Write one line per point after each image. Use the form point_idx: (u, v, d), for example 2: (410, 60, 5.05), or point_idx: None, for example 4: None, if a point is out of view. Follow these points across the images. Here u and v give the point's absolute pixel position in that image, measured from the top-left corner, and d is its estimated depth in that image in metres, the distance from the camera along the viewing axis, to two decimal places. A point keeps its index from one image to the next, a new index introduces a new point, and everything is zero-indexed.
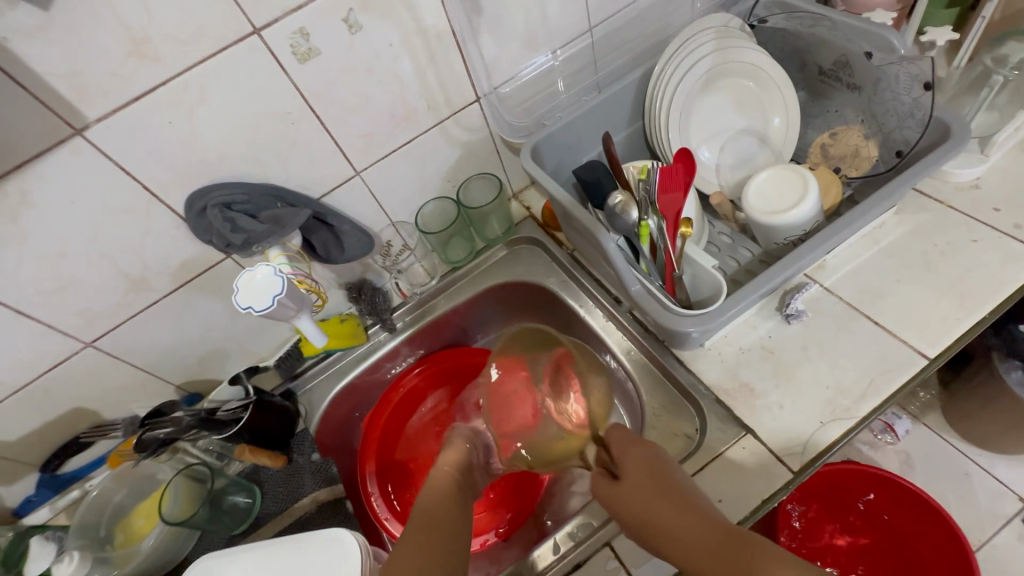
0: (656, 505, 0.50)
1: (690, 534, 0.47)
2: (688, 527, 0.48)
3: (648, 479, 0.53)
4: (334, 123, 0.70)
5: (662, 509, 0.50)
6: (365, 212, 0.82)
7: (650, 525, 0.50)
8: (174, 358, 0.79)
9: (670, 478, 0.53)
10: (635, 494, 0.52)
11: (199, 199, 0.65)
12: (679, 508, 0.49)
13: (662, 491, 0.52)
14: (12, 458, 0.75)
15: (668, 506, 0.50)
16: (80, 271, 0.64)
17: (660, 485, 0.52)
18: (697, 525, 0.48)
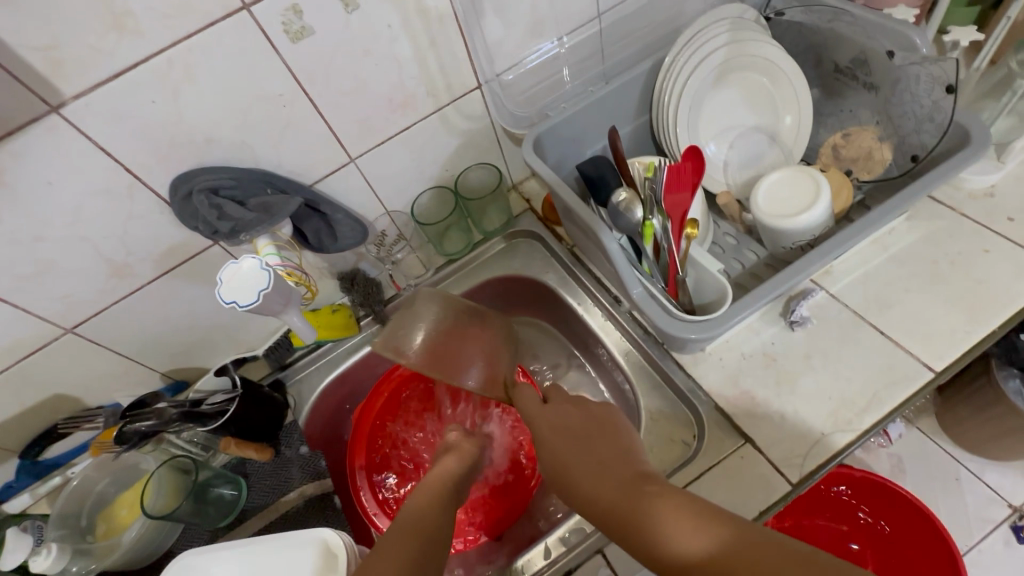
0: (560, 446, 0.47)
1: (600, 491, 0.40)
2: (590, 473, 0.42)
3: (561, 422, 0.50)
4: (328, 107, 0.67)
5: (576, 462, 0.44)
6: (360, 200, 0.79)
7: (559, 472, 0.46)
8: (159, 346, 0.77)
9: (602, 427, 0.47)
10: (552, 442, 0.48)
11: (184, 183, 0.62)
12: (585, 448, 0.45)
13: (581, 442, 0.46)
14: None
15: (572, 446, 0.46)
16: (59, 256, 0.61)
17: (577, 437, 0.47)
18: (596, 473, 0.42)
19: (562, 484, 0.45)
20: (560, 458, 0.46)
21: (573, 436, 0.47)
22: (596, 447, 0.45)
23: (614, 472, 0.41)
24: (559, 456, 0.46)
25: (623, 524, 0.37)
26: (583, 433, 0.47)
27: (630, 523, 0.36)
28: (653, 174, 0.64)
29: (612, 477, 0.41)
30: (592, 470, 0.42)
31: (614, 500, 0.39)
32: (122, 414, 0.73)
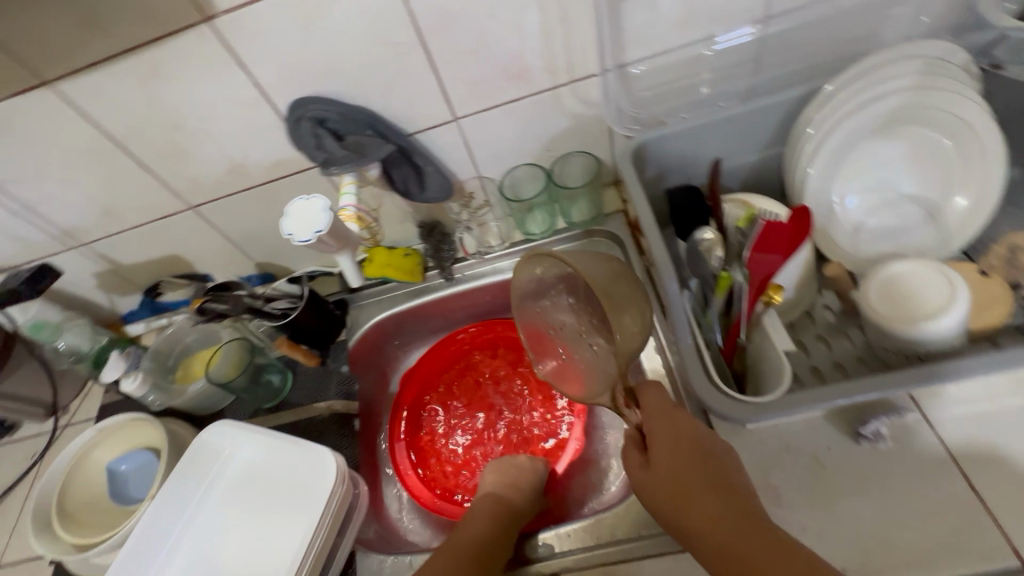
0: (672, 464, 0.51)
1: (719, 526, 0.45)
2: (706, 502, 0.47)
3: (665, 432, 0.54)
4: (442, 63, 0.67)
5: (690, 487, 0.49)
6: (454, 159, 0.80)
7: (672, 496, 0.50)
8: (257, 240, 0.87)
9: (702, 451, 0.51)
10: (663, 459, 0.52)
11: (298, 107, 0.67)
12: (696, 472, 0.49)
13: (689, 467, 0.50)
14: (126, 277, 0.90)
15: (686, 470, 0.50)
16: (192, 145, 0.71)
17: (686, 457, 0.51)
18: (710, 504, 0.47)
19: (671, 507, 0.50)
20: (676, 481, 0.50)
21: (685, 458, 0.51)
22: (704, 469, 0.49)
23: (728, 504, 0.46)
24: (673, 476, 0.50)
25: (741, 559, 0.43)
26: (685, 454, 0.51)
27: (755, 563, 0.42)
28: (748, 225, 0.55)
29: (728, 509, 0.46)
30: (707, 499, 0.47)
31: (730, 535, 0.44)
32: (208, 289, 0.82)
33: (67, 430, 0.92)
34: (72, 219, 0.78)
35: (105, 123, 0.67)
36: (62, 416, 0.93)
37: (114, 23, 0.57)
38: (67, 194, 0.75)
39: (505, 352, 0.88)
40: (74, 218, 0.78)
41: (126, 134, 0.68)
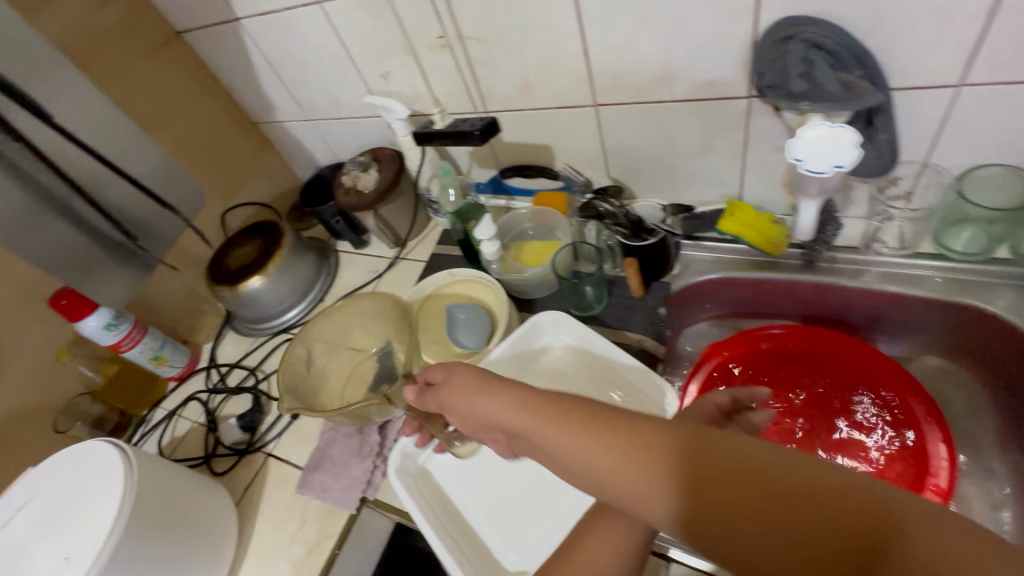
0: (694, 445, 0.39)
1: (763, 530, 0.34)
2: (754, 485, 0.35)
3: (615, 420, 0.45)
4: (1012, 10, 0.52)
5: (737, 468, 0.36)
6: (914, 133, 0.65)
7: (700, 500, 0.37)
8: (628, 156, 0.86)
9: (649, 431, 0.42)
10: (690, 449, 0.39)
11: (791, 26, 0.59)
12: (677, 450, 0.39)
13: (589, 423, 0.46)
14: (495, 152, 0.98)
15: (707, 468, 0.37)
16: (644, 42, 0.69)
17: (649, 430, 0.42)
18: (749, 485, 0.35)
19: (731, 531, 0.35)
20: (675, 457, 0.39)
21: (632, 424, 0.43)
22: (725, 458, 0.37)
23: (785, 479, 0.35)
24: (691, 471, 0.38)
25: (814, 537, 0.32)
26: (671, 446, 0.40)
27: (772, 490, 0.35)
28: None
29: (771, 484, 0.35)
30: (733, 480, 0.36)
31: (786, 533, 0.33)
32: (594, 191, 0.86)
33: (404, 262, 1.08)
34: (493, 85, 0.85)
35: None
36: (402, 249, 1.09)
37: None
38: (505, 60, 0.80)
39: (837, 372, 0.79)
40: (496, 85, 0.85)
41: (594, 18, 0.69)
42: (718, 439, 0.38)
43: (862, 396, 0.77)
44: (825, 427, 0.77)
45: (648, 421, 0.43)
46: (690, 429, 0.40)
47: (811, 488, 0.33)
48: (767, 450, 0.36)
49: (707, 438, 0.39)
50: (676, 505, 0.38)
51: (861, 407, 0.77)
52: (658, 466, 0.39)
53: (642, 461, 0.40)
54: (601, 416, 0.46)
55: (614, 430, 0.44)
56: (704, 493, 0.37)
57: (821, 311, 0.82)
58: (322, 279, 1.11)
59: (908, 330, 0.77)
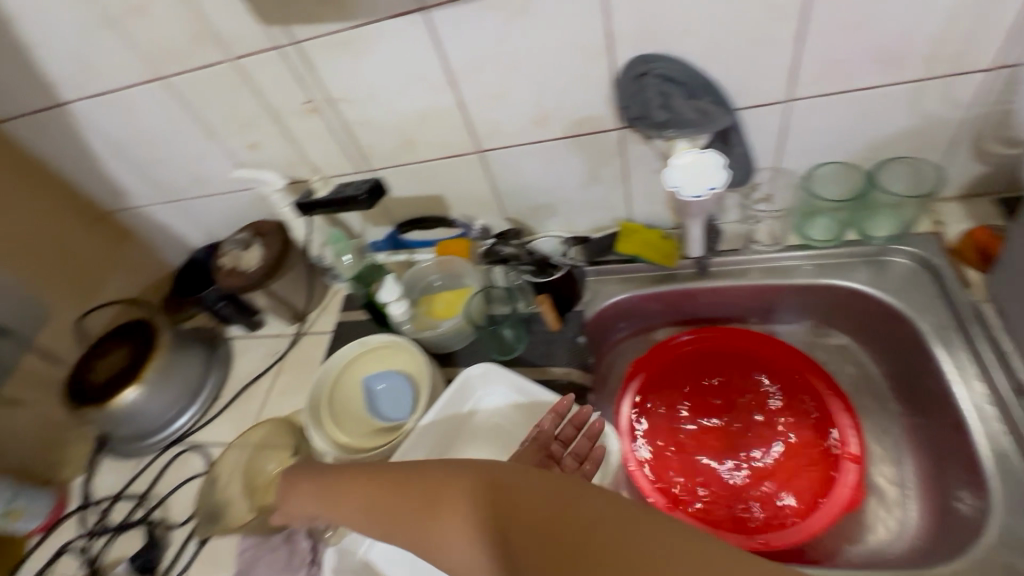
0: (456, 477, 0.45)
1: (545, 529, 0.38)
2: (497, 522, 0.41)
3: (406, 476, 0.48)
4: (814, 35, 0.61)
5: (585, 519, 0.38)
6: (762, 145, 0.73)
7: (502, 521, 0.41)
8: (520, 196, 0.88)
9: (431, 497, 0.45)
10: (487, 474, 0.44)
11: (643, 63, 0.64)
12: (436, 481, 0.45)
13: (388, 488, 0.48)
14: (387, 209, 0.95)
15: (495, 496, 0.42)
16: (516, 89, 0.71)
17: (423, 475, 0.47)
18: (540, 519, 0.38)
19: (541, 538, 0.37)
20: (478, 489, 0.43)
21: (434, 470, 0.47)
22: (514, 479, 0.42)
23: (552, 499, 0.40)
24: (482, 505, 0.42)
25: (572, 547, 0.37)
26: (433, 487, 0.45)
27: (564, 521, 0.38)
28: None
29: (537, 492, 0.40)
30: (512, 501, 0.41)
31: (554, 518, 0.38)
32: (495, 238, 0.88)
33: (307, 338, 0.99)
34: (373, 144, 0.83)
35: (452, 55, 0.69)
36: (303, 324, 1.01)
37: None
38: (380, 119, 0.79)
39: (747, 366, 0.85)
40: (375, 143, 0.82)
41: (463, 71, 0.70)
42: (515, 471, 0.43)
43: (777, 384, 0.83)
44: (752, 419, 0.82)
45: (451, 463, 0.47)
46: (474, 467, 0.45)
47: (563, 500, 0.40)
48: (536, 474, 0.42)
49: (457, 476, 0.45)
50: (480, 554, 0.40)
51: (777, 393, 0.82)
52: (482, 493, 0.43)
53: (436, 516, 0.43)
54: (387, 482, 0.49)
55: (414, 493, 0.46)
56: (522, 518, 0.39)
57: (723, 311, 0.88)
58: (215, 371, 0.99)
59: (796, 314, 0.84)
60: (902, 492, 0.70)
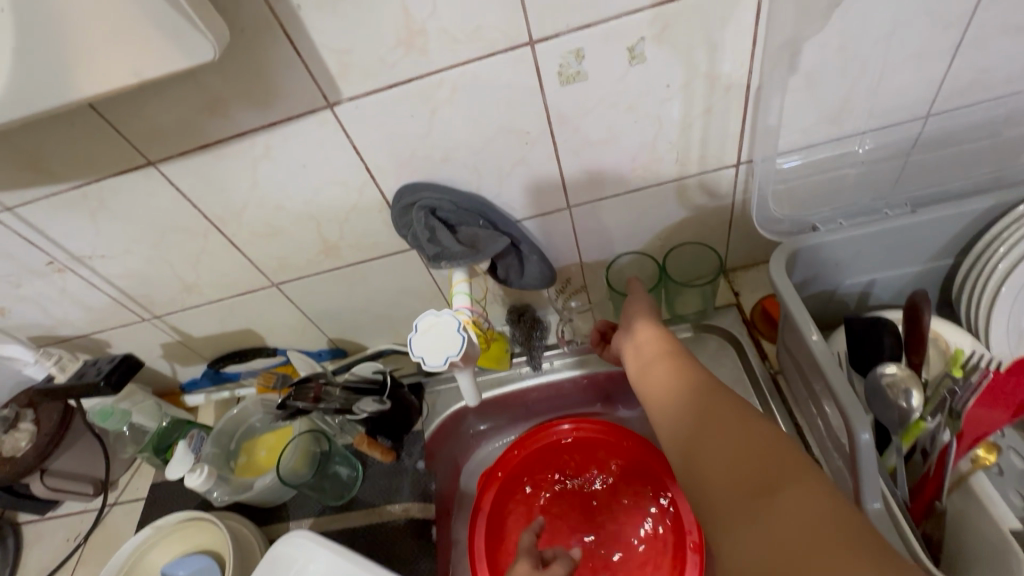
0: (719, 421, 0.44)
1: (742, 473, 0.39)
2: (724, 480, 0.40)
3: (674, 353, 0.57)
4: (569, 154, 0.61)
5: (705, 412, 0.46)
6: (559, 245, 0.73)
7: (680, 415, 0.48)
8: (335, 318, 0.81)
9: (699, 399, 0.48)
10: (712, 423, 0.44)
11: (410, 193, 0.61)
12: (703, 414, 0.46)
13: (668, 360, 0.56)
14: (192, 348, 0.85)
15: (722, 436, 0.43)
16: (290, 225, 0.66)
17: (693, 385, 0.50)
18: (742, 456, 0.40)
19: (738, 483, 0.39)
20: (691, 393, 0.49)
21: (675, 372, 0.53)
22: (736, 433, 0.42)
23: (751, 446, 0.40)
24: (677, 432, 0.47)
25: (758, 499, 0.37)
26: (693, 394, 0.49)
27: (707, 430, 0.44)
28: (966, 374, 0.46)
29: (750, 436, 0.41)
30: (739, 453, 0.40)
31: (743, 479, 0.39)
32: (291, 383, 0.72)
33: (114, 509, 0.84)
34: (149, 292, 0.73)
35: (204, 202, 0.62)
36: (110, 493, 0.86)
37: (239, 108, 0.53)
38: (148, 268, 0.70)
39: (597, 455, 0.83)
40: (152, 291, 0.73)
41: (224, 216, 0.64)
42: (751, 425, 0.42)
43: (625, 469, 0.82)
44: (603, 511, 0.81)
45: (721, 390, 0.48)
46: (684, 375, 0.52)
47: (768, 459, 0.39)
48: (750, 429, 0.41)
49: (722, 405, 0.46)
50: None
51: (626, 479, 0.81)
52: (713, 429, 0.44)
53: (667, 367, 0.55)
54: None
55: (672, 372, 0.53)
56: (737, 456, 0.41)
57: (566, 404, 0.86)
58: None
59: (634, 396, 0.84)
60: None
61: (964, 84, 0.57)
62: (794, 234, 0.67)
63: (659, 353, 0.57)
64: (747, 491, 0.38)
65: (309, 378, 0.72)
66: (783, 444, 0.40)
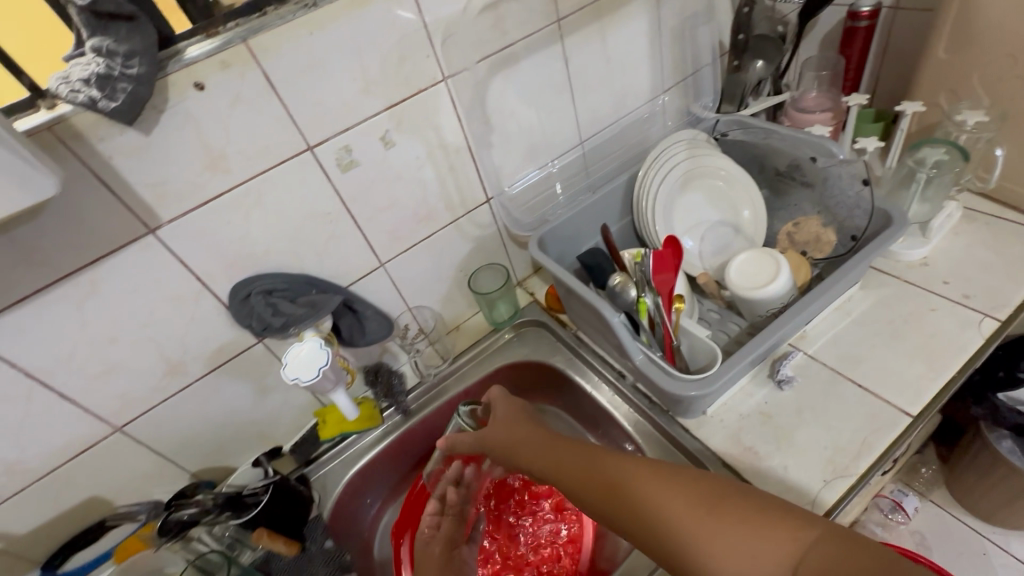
0: (544, 454, 0.62)
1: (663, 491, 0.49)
2: (654, 509, 0.48)
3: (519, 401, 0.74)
4: (366, 221, 0.80)
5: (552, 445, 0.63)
6: (387, 300, 0.90)
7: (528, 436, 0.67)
8: (194, 444, 0.82)
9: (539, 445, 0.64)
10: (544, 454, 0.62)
11: (243, 287, 0.72)
12: (523, 441, 0.66)
13: (514, 417, 0.71)
14: (18, 554, 0.74)
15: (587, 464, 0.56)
16: (128, 356, 0.69)
17: (520, 432, 0.68)
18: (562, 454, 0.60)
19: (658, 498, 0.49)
20: (525, 434, 0.67)
21: (513, 426, 0.69)
22: (603, 462, 0.55)
23: (565, 453, 0.60)
24: (516, 448, 0.66)
25: (714, 508, 0.46)
26: (548, 447, 0.63)
27: (541, 449, 0.63)
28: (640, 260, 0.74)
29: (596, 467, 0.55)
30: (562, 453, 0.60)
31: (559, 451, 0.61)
32: (168, 503, 0.78)
33: None
34: None
35: (25, 358, 0.62)
36: None
37: (55, 253, 0.59)
38: None
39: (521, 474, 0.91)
40: None
41: (50, 370, 0.64)
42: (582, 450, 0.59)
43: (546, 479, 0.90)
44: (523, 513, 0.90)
45: (544, 444, 0.63)
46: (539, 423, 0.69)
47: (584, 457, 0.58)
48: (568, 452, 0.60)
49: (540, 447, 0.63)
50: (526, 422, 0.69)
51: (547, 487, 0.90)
52: (539, 447, 0.64)
53: (524, 426, 0.69)
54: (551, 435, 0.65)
55: (522, 429, 0.68)
56: (571, 472, 0.57)
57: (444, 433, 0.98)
58: None
59: None
60: None
61: (587, 122, 0.95)
62: (518, 224, 0.92)
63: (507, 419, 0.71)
64: (553, 464, 0.60)
65: (185, 494, 0.79)
66: (591, 453, 0.58)
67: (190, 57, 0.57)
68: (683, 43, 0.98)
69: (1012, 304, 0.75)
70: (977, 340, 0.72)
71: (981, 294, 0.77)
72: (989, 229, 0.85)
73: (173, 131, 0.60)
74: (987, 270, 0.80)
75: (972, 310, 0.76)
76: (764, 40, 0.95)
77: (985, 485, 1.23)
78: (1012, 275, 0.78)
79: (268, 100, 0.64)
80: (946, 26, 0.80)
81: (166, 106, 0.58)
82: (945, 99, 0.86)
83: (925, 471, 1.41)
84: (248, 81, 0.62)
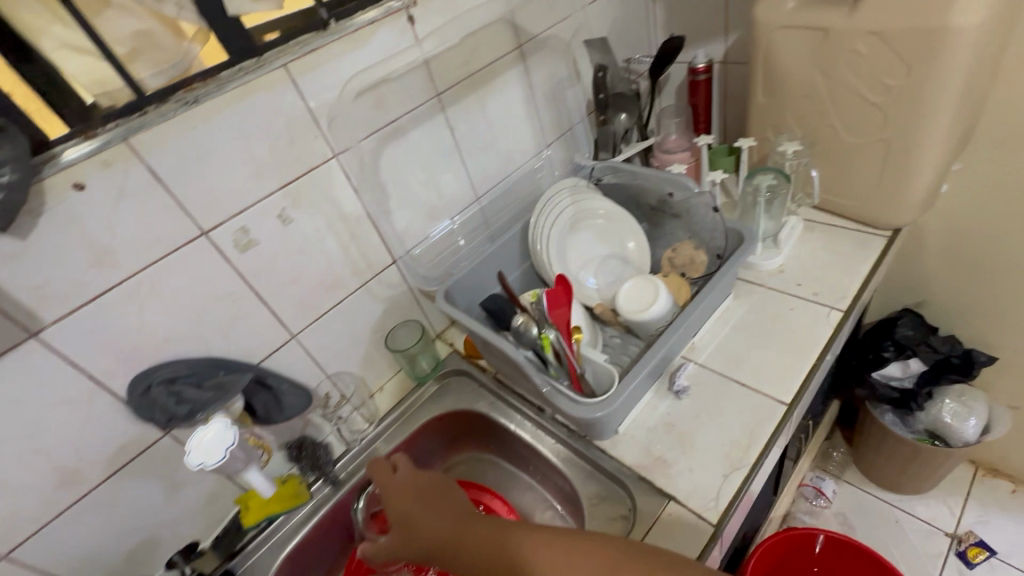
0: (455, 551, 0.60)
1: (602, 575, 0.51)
2: None
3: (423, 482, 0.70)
4: (271, 296, 0.81)
5: (457, 544, 0.60)
6: (303, 371, 0.90)
7: (430, 533, 0.63)
8: (98, 559, 0.75)
9: (444, 544, 0.61)
10: (455, 551, 0.60)
11: (142, 379, 0.70)
12: (428, 541, 0.63)
13: (416, 506, 0.67)
14: None
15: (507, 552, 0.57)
16: (11, 473, 0.64)
17: (424, 527, 0.64)
18: (470, 551, 0.59)
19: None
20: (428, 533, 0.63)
21: (417, 518, 0.65)
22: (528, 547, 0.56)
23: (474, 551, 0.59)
24: (421, 546, 0.63)
25: None
26: (460, 540, 0.61)
27: (447, 544, 0.61)
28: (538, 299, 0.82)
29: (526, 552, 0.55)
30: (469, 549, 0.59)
31: (466, 545, 0.60)
32: None
33: None
34: None
35: None
36: None
37: None
38: None
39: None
40: None
41: None
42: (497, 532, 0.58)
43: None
44: None
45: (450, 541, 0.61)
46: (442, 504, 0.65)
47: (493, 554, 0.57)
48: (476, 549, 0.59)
49: (447, 545, 0.61)
50: (424, 510, 0.66)
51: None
52: (446, 547, 0.61)
53: (422, 519, 0.65)
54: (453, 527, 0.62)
55: (423, 524, 0.64)
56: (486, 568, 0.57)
57: None
58: None
59: (428, 457, 1.00)
60: (558, 514, 0.91)
61: (480, 180, 1.04)
62: (423, 280, 0.97)
63: (407, 509, 0.67)
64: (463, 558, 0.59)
65: None
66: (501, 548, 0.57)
67: (68, 160, 0.59)
68: (556, 104, 1.11)
69: (849, 295, 0.88)
70: (828, 330, 0.84)
71: (826, 291, 0.91)
72: (825, 235, 1.00)
73: (52, 232, 0.60)
74: (828, 270, 0.94)
75: (821, 305, 0.89)
76: (622, 97, 1.09)
77: (883, 458, 1.37)
78: (847, 271, 0.93)
79: (155, 193, 0.66)
80: (759, 77, 0.98)
81: (44, 209, 0.58)
82: (771, 133, 1.03)
83: (836, 454, 1.55)
84: (132, 177, 0.63)
